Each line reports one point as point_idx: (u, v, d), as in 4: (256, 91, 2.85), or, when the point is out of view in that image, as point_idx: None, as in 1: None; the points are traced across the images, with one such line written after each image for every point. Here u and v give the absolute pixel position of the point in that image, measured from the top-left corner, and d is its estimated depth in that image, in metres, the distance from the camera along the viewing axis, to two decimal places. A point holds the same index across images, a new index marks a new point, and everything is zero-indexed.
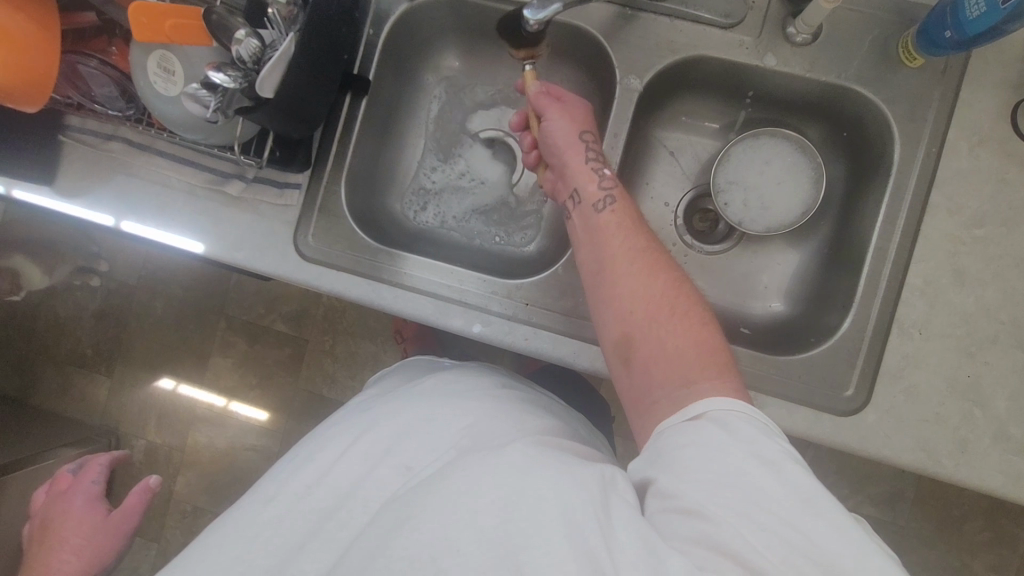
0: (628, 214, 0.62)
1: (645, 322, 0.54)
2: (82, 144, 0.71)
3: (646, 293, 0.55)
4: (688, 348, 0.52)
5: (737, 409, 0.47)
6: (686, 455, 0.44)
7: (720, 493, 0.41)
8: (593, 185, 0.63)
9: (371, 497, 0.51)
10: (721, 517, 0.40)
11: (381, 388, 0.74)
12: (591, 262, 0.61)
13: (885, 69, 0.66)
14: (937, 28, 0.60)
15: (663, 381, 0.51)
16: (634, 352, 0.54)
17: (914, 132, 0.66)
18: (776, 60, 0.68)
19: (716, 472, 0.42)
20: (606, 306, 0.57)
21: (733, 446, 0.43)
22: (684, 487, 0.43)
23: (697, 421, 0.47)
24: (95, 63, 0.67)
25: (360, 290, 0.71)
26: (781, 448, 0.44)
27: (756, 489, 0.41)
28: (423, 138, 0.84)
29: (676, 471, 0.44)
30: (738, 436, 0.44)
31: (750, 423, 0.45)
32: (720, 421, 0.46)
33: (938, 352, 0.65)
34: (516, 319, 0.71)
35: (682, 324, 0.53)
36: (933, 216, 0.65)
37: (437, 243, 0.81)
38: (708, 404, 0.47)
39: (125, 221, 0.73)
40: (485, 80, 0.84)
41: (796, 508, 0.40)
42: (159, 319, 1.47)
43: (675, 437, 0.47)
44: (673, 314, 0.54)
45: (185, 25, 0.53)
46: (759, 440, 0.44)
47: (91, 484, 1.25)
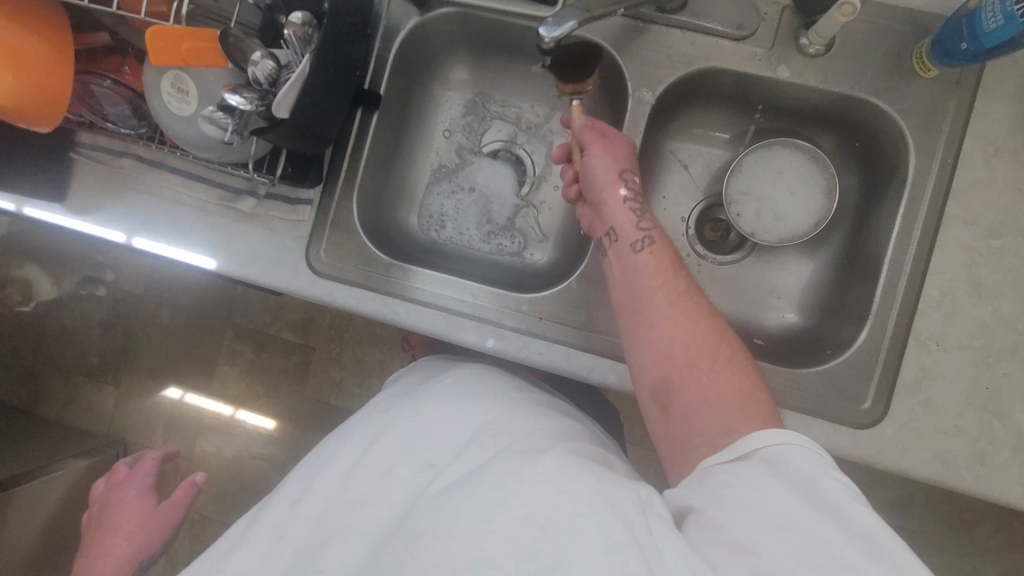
0: (662, 252, 0.62)
1: (688, 369, 0.53)
2: (93, 160, 0.73)
3: (687, 338, 0.54)
4: (734, 396, 0.51)
5: (793, 444, 0.46)
6: (735, 493, 0.44)
7: (774, 533, 0.40)
8: (630, 222, 0.63)
9: (397, 496, 0.52)
10: (771, 556, 0.39)
11: (401, 386, 0.74)
12: (625, 299, 0.61)
13: (898, 79, 0.66)
14: (952, 40, 0.59)
15: (698, 428, 0.51)
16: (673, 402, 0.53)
17: (930, 143, 0.65)
18: (790, 71, 0.67)
19: (766, 508, 0.42)
20: (644, 350, 0.56)
21: (785, 485, 0.43)
22: (731, 521, 0.42)
23: (745, 460, 0.46)
24: (108, 82, 0.66)
25: (373, 305, 0.71)
26: (839, 487, 0.43)
27: (813, 531, 0.40)
28: (432, 151, 0.84)
29: (724, 504, 0.43)
30: (790, 477, 0.44)
31: (805, 459, 0.45)
32: (770, 459, 0.45)
33: (956, 364, 0.64)
34: (530, 334, 0.71)
35: (723, 368, 0.53)
36: (949, 228, 0.65)
37: (448, 256, 0.81)
38: (759, 438, 0.47)
39: (136, 238, 0.73)
40: (494, 94, 0.83)
41: (856, 552, 0.39)
42: (165, 328, 1.47)
43: (723, 474, 0.46)
44: (712, 360, 0.53)
45: (202, 47, 0.52)
46: (814, 478, 0.43)
47: (145, 477, 1.01)
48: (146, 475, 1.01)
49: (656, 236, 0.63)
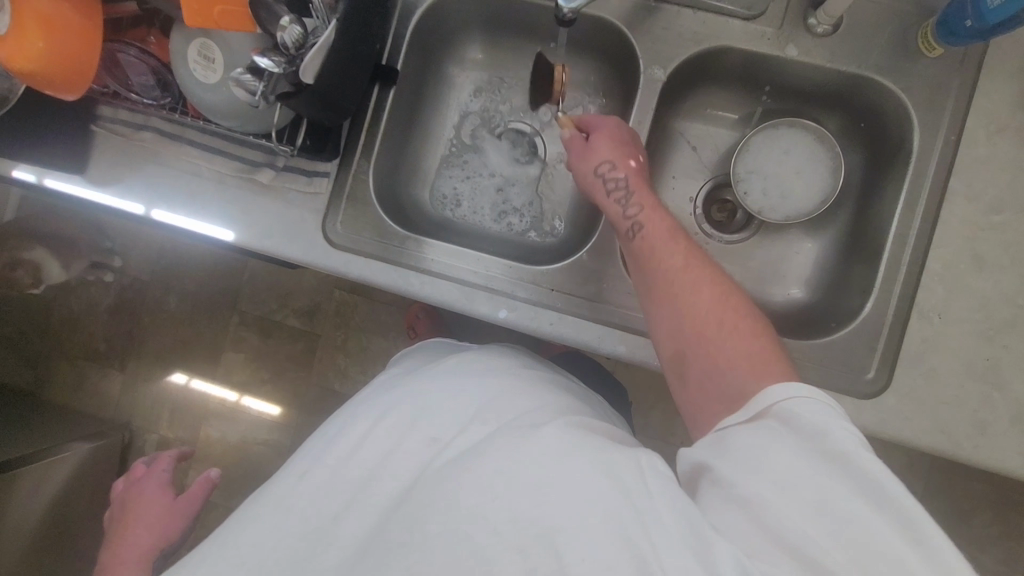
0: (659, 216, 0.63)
1: (702, 323, 0.55)
2: (114, 133, 0.75)
3: (693, 291, 0.56)
4: (751, 344, 0.52)
5: (809, 400, 0.46)
6: (748, 449, 0.45)
7: (789, 492, 0.42)
8: (617, 213, 0.65)
9: (403, 469, 0.52)
10: (786, 517, 0.41)
11: (404, 365, 0.75)
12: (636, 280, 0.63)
13: (903, 59, 0.67)
14: (956, 18, 0.61)
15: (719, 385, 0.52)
16: (691, 360, 0.55)
17: (933, 121, 0.67)
18: (798, 50, 0.69)
19: (781, 468, 0.43)
20: (658, 323, 0.58)
21: (799, 443, 0.44)
22: (745, 480, 0.43)
23: (761, 416, 0.47)
24: (135, 51, 0.68)
25: (387, 276, 0.73)
26: (854, 441, 0.43)
27: (827, 491, 0.41)
28: (445, 129, 0.85)
29: (739, 462, 0.45)
30: (803, 432, 0.44)
31: (817, 412, 0.45)
32: (783, 414, 0.46)
33: (958, 336, 0.66)
34: (542, 305, 0.72)
35: (739, 317, 0.54)
36: (952, 203, 0.66)
37: (460, 232, 0.82)
38: (772, 396, 0.48)
39: (155, 210, 0.75)
40: (507, 74, 0.85)
41: (866, 508, 0.40)
42: (172, 313, 1.48)
43: (738, 430, 0.47)
44: (724, 310, 0.55)
45: (233, 11, 0.53)
46: (826, 432, 0.44)
47: (163, 474, 1.02)
48: (165, 471, 1.02)
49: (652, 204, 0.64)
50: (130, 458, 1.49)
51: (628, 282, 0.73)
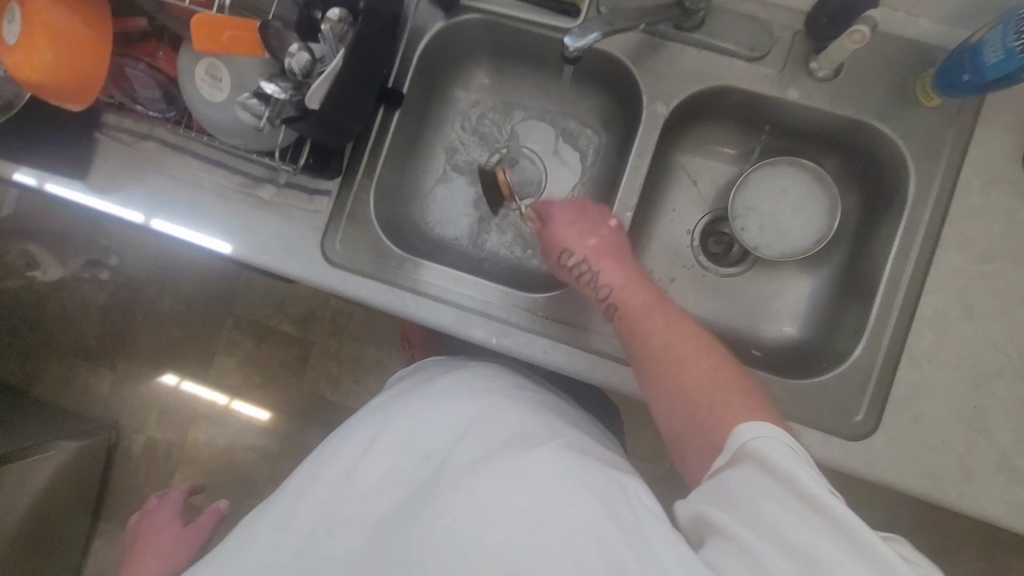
0: (615, 272, 0.65)
1: (675, 367, 0.56)
2: (118, 141, 0.76)
3: (657, 341, 0.58)
4: (724, 387, 0.53)
5: (783, 441, 0.47)
6: (737, 500, 0.45)
7: (773, 539, 0.42)
8: (554, 249, 0.69)
9: (399, 487, 0.52)
10: (779, 566, 0.41)
11: (397, 387, 0.73)
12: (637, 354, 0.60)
13: (902, 107, 0.68)
14: (955, 70, 0.62)
15: (694, 426, 0.54)
16: (675, 422, 0.55)
17: (930, 169, 0.68)
18: (799, 93, 0.70)
19: (763, 518, 0.43)
20: (663, 397, 0.57)
21: (775, 487, 0.44)
22: (736, 529, 0.44)
23: (739, 461, 0.48)
24: (143, 66, 0.68)
25: (384, 296, 0.73)
26: (823, 482, 0.43)
27: (805, 535, 0.41)
28: (448, 151, 0.86)
29: (731, 512, 0.45)
30: (776, 474, 0.45)
31: (779, 453, 0.46)
32: (759, 458, 0.46)
33: (947, 382, 0.67)
34: (536, 332, 0.72)
35: (704, 355, 0.56)
36: (945, 251, 0.67)
37: (459, 255, 0.83)
38: (743, 437, 0.48)
39: (155, 219, 0.76)
40: (512, 99, 0.85)
41: (848, 551, 0.40)
42: (165, 314, 1.48)
43: (727, 481, 0.47)
44: (690, 347, 0.57)
45: (243, 36, 0.53)
46: (798, 476, 0.44)
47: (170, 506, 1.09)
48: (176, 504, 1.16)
49: (606, 257, 0.66)
50: (116, 458, 1.48)
51: None
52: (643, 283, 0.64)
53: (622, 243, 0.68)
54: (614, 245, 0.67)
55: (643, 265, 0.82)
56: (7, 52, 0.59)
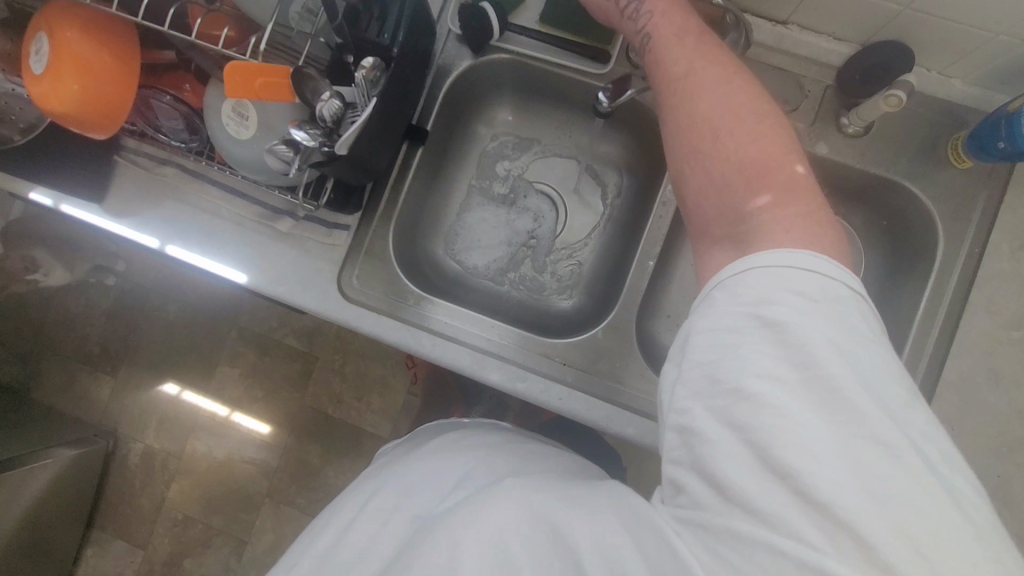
0: (709, 74, 0.53)
1: (723, 159, 0.50)
2: (137, 165, 0.76)
3: (734, 146, 0.50)
4: (778, 234, 0.45)
5: (767, 261, 0.44)
6: (700, 336, 0.44)
7: (734, 366, 0.40)
8: (631, 30, 0.60)
9: (382, 544, 0.51)
10: (745, 383, 0.39)
11: (397, 450, 0.73)
12: (705, 164, 0.51)
13: (932, 166, 0.68)
14: (988, 136, 0.62)
15: (718, 215, 0.50)
16: (728, 157, 0.50)
17: (960, 232, 0.67)
18: (829, 148, 0.69)
19: (718, 357, 0.42)
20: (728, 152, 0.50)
21: (736, 312, 0.43)
22: (698, 364, 0.43)
23: (714, 293, 0.46)
24: (168, 99, 0.66)
25: (398, 334, 0.71)
26: (795, 306, 0.41)
27: (766, 369, 0.39)
28: (468, 186, 0.85)
29: (695, 352, 0.44)
30: (747, 298, 0.43)
31: (766, 277, 0.43)
32: (732, 287, 0.45)
33: (971, 449, 0.65)
34: (552, 379, 0.71)
35: (786, 206, 0.47)
36: (972, 315, 0.66)
37: (475, 292, 0.82)
38: (744, 264, 0.45)
39: (169, 245, 0.75)
40: (534, 136, 0.85)
41: (800, 376, 0.38)
42: (169, 323, 1.47)
43: (698, 319, 0.45)
44: (764, 178, 0.49)
45: (275, 83, 0.51)
46: (767, 296, 0.42)
47: None
48: None
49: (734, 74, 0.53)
50: (111, 467, 1.46)
51: (640, 361, 0.72)
52: (770, 116, 0.51)
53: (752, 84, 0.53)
54: (711, 47, 0.55)
55: (660, 309, 0.81)
56: (34, 82, 0.58)
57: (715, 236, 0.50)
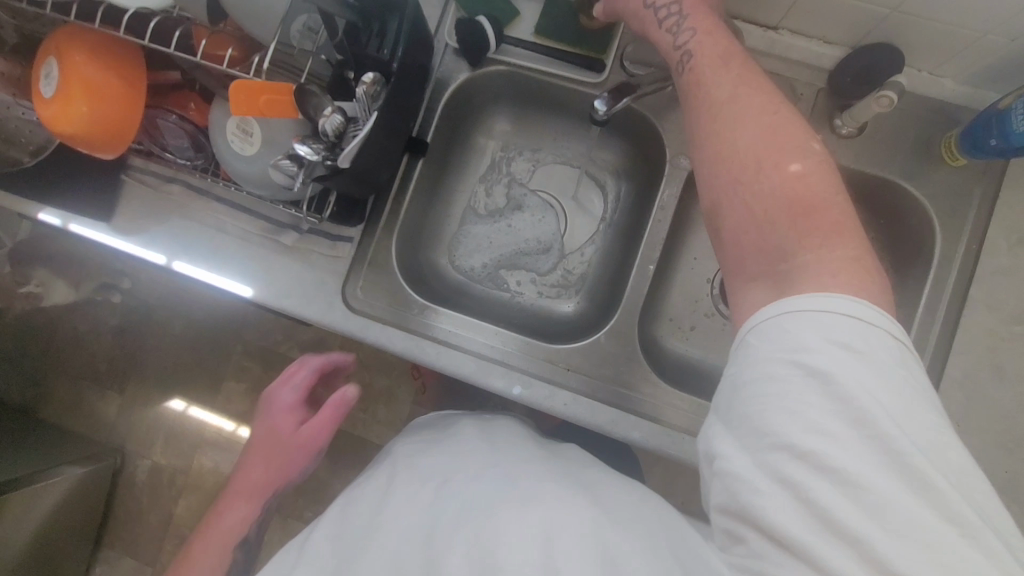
0: (753, 101, 0.52)
1: (765, 194, 0.49)
2: (144, 184, 0.77)
3: (778, 181, 0.49)
4: (818, 275, 0.45)
5: (804, 304, 0.44)
6: (743, 384, 0.44)
7: (782, 419, 0.41)
8: (670, 45, 0.60)
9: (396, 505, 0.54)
10: (793, 437, 0.40)
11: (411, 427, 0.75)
12: (744, 191, 0.50)
13: (926, 165, 0.69)
14: (981, 134, 0.63)
15: (759, 252, 0.49)
16: (763, 186, 0.50)
17: (957, 229, 0.67)
18: (823, 150, 0.70)
19: (767, 409, 0.42)
20: (765, 181, 0.49)
21: (779, 360, 0.43)
22: (743, 416, 0.43)
23: (753, 337, 0.46)
24: (174, 118, 0.67)
25: (404, 343, 0.72)
26: (836, 356, 0.42)
27: (815, 422, 0.40)
28: (469, 196, 0.86)
29: (739, 402, 0.44)
30: (789, 345, 0.43)
31: (808, 322, 0.44)
32: (772, 333, 0.45)
33: (977, 445, 0.66)
34: (557, 384, 0.72)
35: (829, 247, 0.47)
36: (973, 311, 0.67)
37: (479, 300, 0.83)
38: (776, 309, 0.46)
39: (177, 261, 0.76)
40: (533, 146, 0.86)
41: (850, 430, 0.40)
42: (176, 338, 1.48)
43: (738, 365, 0.46)
44: (806, 219, 0.48)
45: (278, 99, 0.53)
46: (811, 345, 0.42)
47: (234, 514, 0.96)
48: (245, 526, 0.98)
49: (768, 95, 0.53)
50: (119, 483, 1.46)
51: (644, 365, 0.73)
52: (810, 150, 0.50)
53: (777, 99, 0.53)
54: (755, 73, 0.55)
55: (662, 312, 0.82)
56: (45, 105, 0.60)
57: (749, 272, 0.50)
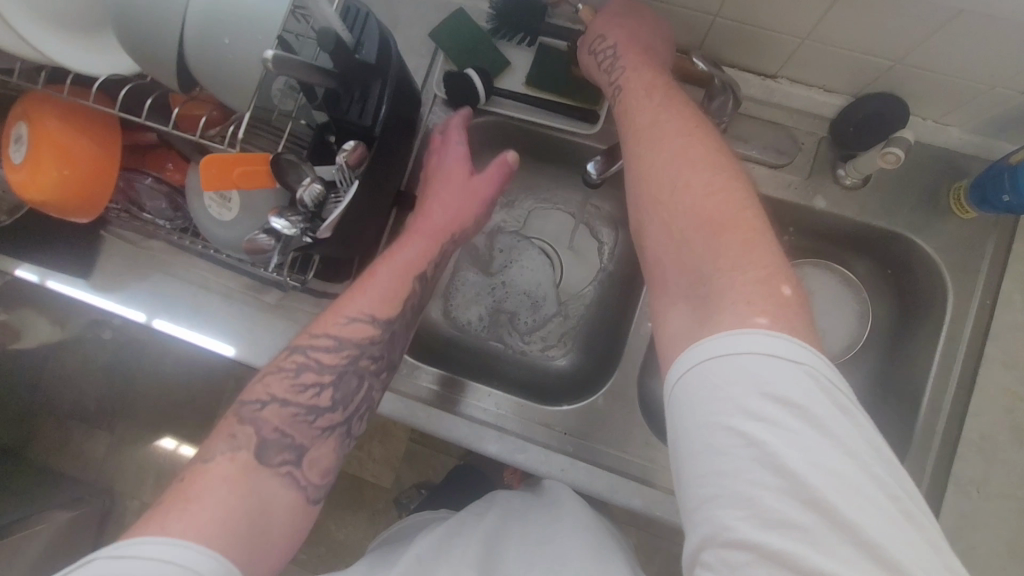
0: (667, 133, 0.58)
1: (679, 213, 0.54)
2: (125, 239, 0.75)
3: (687, 201, 0.53)
4: (734, 290, 0.47)
5: (736, 356, 0.44)
6: (694, 459, 0.44)
7: (733, 498, 0.41)
8: (607, 81, 0.64)
9: None
10: (747, 519, 0.40)
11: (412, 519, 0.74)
12: (659, 210, 0.56)
13: (934, 216, 0.66)
14: (993, 188, 0.60)
15: (679, 270, 0.53)
16: (677, 205, 0.54)
17: (969, 283, 0.64)
18: (826, 201, 0.68)
19: (718, 489, 0.42)
20: (681, 203, 0.54)
21: (721, 430, 0.43)
22: (699, 496, 0.43)
23: (693, 395, 0.45)
24: (150, 180, 0.65)
25: (392, 405, 0.69)
26: (772, 417, 0.42)
27: (762, 497, 0.40)
28: (461, 245, 0.84)
29: (693, 482, 0.43)
30: (727, 411, 0.43)
31: (742, 380, 0.44)
32: (710, 393, 0.44)
33: (998, 513, 0.62)
34: (553, 449, 0.68)
35: (741, 268, 0.48)
36: (988, 370, 0.63)
37: (472, 355, 0.80)
38: (710, 361, 0.45)
39: (157, 319, 0.73)
40: (527, 192, 0.84)
41: (797, 501, 0.39)
42: (166, 377, 1.44)
43: (686, 433, 0.45)
44: (717, 234, 0.51)
45: (253, 172, 0.51)
46: (748, 408, 0.42)
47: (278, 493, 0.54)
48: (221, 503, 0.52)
49: (680, 122, 0.58)
50: (105, 529, 1.41)
51: (644, 426, 0.69)
52: (718, 168, 0.55)
53: (691, 126, 0.58)
54: (677, 102, 0.60)
55: None
56: (16, 171, 0.58)
57: (675, 288, 0.53)
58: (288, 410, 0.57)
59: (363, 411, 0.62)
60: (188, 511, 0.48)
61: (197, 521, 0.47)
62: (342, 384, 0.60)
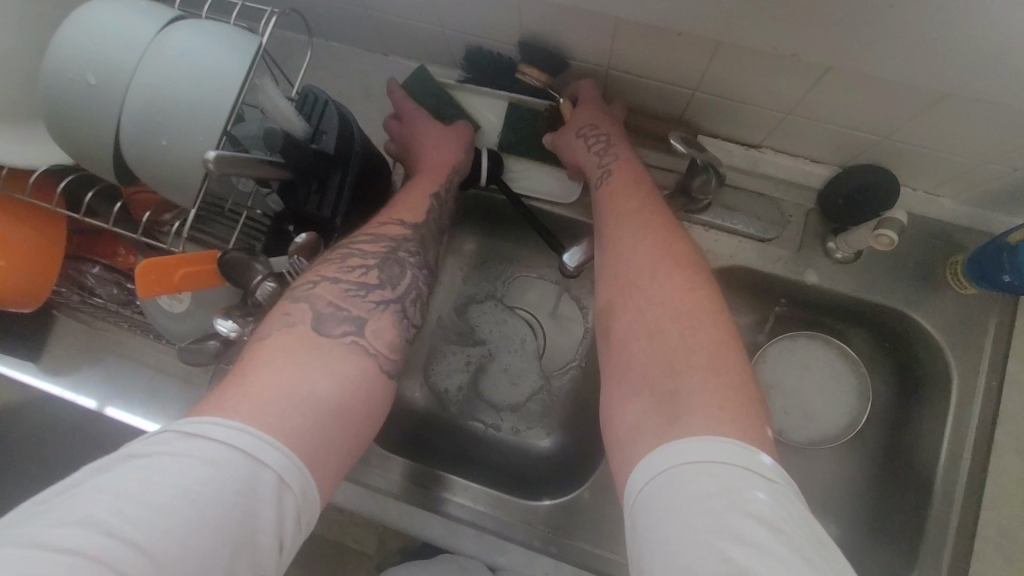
0: (648, 222, 0.56)
1: (651, 300, 0.50)
2: (77, 319, 0.70)
3: (662, 294, 0.50)
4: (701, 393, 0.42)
5: (711, 462, 0.38)
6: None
7: None
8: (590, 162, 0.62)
9: None
10: None
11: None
12: (624, 296, 0.52)
13: (932, 291, 0.63)
14: (993, 267, 0.57)
15: (644, 357, 0.48)
16: (647, 294, 0.51)
17: (974, 362, 0.60)
18: (818, 275, 0.65)
19: None
20: (651, 291, 0.50)
21: (690, 537, 0.35)
22: None
23: (659, 501, 0.38)
24: (99, 270, 0.61)
25: (362, 500, 0.63)
26: (751, 533, 0.34)
27: None
28: (437, 316, 0.79)
29: None
30: (698, 517, 0.36)
31: (714, 485, 0.37)
32: (680, 496, 0.37)
33: None
34: (536, 548, 0.62)
35: (709, 366, 0.44)
36: (1003, 458, 0.58)
37: (449, 438, 0.74)
38: (681, 462, 0.39)
39: (108, 406, 0.67)
40: (506, 261, 0.80)
41: None
42: None
43: (649, 544, 0.37)
44: (682, 325, 0.48)
45: (196, 271, 0.49)
46: (722, 517, 0.35)
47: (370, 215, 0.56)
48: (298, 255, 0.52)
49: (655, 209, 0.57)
50: None
51: None
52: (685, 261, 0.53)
53: (663, 214, 0.57)
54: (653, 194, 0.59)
55: None
56: None
57: (631, 379, 0.47)
58: (340, 286, 0.51)
59: (413, 292, 0.56)
60: (247, 387, 0.41)
61: (254, 398, 0.41)
62: (385, 267, 0.55)
